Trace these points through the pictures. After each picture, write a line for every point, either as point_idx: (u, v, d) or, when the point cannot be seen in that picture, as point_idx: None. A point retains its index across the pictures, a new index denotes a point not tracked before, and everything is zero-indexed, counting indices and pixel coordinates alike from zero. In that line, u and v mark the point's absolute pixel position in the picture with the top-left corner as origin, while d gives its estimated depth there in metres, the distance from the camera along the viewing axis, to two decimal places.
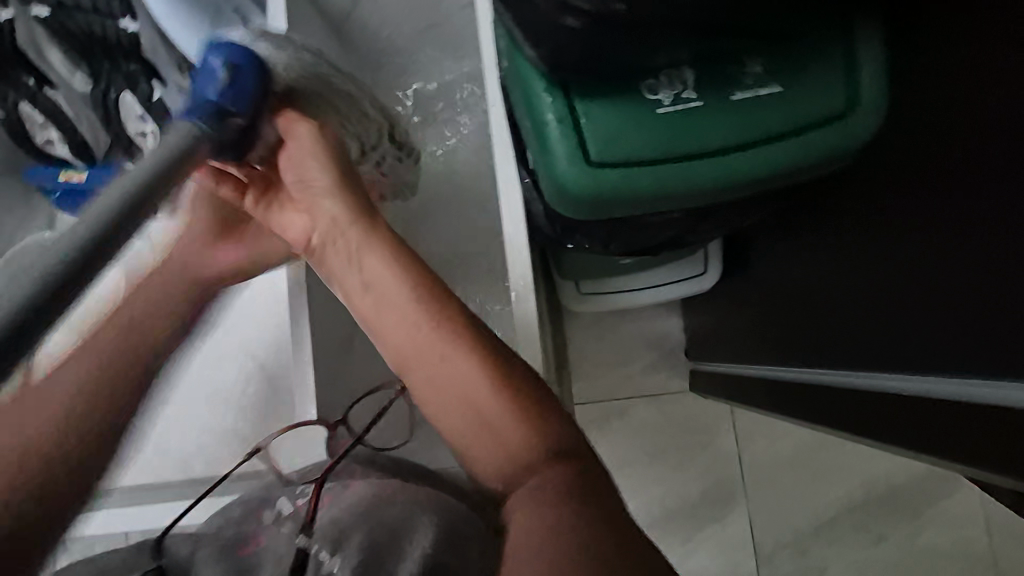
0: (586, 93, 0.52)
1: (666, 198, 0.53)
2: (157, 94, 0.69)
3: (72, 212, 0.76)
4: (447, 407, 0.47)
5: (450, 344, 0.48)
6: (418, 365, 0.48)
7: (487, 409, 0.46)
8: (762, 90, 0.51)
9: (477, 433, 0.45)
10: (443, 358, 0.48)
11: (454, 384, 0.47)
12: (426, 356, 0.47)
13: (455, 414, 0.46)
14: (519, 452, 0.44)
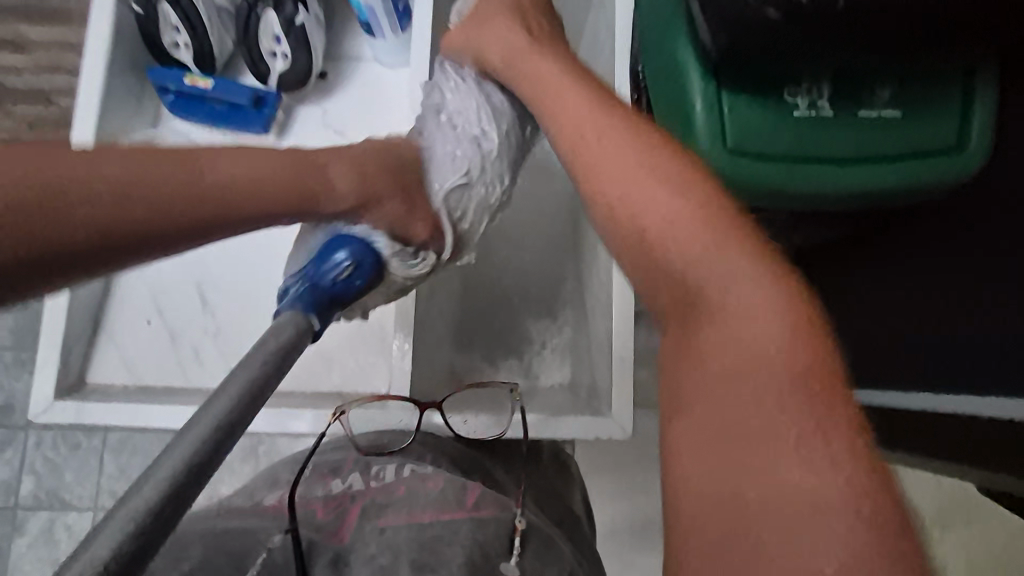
0: (735, 87, 0.57)
1: (784, 195, 0.59)
2: (301, 18, 0.72)
3: (183, 115, 0.77)
4: (653, 273, 0.39)
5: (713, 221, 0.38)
6: (655, 241, 0.39)
7: (749, 313, 0.34)
8: (887, 115, 0.58)
9: (737, 356, 0.33)
10: (682, 215, 0.39)
11: (685, 249, 0.37)
12: (655, 211, 0.40)
13: (669, 281, 0.37)
14: (758, 448, 0.30)
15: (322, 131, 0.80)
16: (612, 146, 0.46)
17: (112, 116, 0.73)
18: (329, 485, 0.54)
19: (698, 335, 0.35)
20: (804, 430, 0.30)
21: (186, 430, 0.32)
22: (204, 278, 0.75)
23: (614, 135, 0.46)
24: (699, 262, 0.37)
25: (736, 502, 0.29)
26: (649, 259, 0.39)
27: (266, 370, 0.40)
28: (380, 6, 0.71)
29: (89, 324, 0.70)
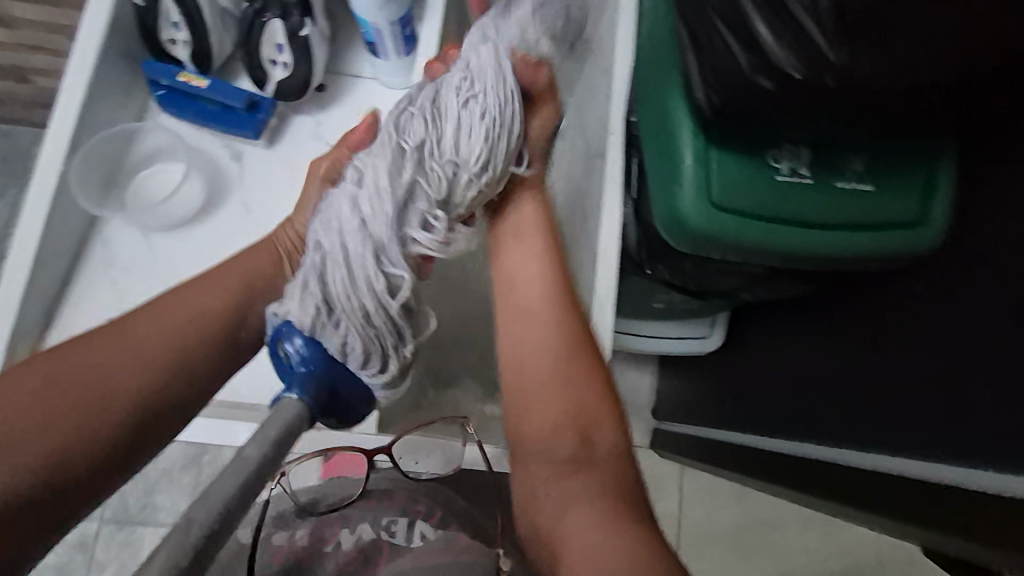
0: (723, 145, 0.60)
1: (761, 251, 0.62)
2: (306, 31, 0.72)
3: (172, 111, 0.76)
4: (547, 416, 0.55)
5: (576, 363, 0.57)
6: (529, 386, 0.57)
7: (550, 389, 0.56)
8: (859, 187, 0.62)
9: (552, 411, 0.55)
10: (547, 369, 0.57)
11: (546, 377, 0.57)
12: (531, 351, 0.59)
13: (543, 412, 0.55)
14: (576, 501, 0.48)
15: (315, 141, 0.79)
16: (527, 339, 0.59)
17: (99, 104, 0.71)
18: (338, 538, 0.51)
19: (523, 381, 0.58)
20: (605, 489, 0.49)
21: (214, 486, 0.37)
22: (175, 278, 0.72)
23: (528, 333, 0.60)
24: (548, 386, 0.56)
25: (578, 537, 0.45)
26: (535, 429, 0.55)
27: (279, 438, 0.43)
28: (388, 29, 0.72)
29: (45, 313, 0.67)
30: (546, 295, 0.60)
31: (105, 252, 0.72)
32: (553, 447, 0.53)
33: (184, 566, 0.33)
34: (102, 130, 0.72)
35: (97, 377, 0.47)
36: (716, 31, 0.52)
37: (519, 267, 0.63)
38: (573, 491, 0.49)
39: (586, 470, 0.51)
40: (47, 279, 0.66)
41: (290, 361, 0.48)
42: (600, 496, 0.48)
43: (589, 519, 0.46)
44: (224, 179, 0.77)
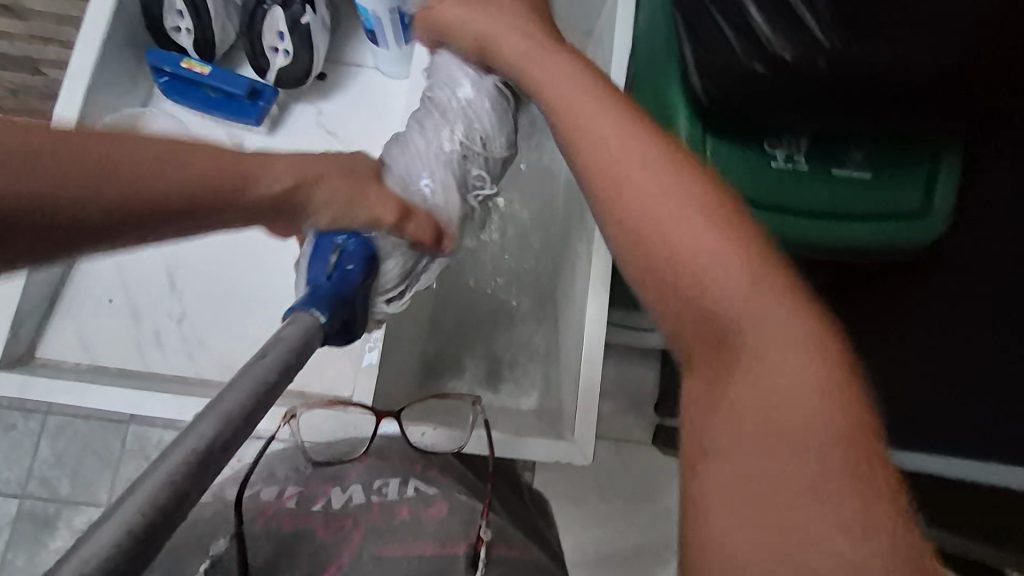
0: (719, 133, 0.59)
1: None
2: (307, 19, 0.73)
3: (176, 99, 0.77)
4: (688, 309, 0.36)
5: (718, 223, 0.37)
6: (699, 268, 0.36)
7: (698, 276, 0.36)
8: (858, 176, 0.61)
9: (717, 308, 0.35)
10: (668, 199, 0.38)
11: (705, 258, 0.36)
12: (664, 213, 0.38)
13: (695, 302, 0.36)
14: (781, 449, 0.30)
15: (315, 129, 0.80)
16: (646, 198, 0.39)
17: (104, 91, 0.72)
18: (328, 496, 0.53)
19: (665, 259, 0.37)
20: (828, 436, 0.30)
21: (203, 416, 0.32)
22: (175, 261, 0.73)
23: (648, 196, 0.39)
24: (715, 271, 0.35)
25: (773, 494, 0.29)
26: (679, 325, 0.36)
27: (271, 374, 0.38)
28: (387, 18, 0.72)
29: (46, 296, 0.68)
30: (652, 165, 0.41)
31: None
32: (704, 341, 0.35)
33: (182, 489, 0.28)
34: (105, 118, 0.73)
35: (122, 164, 0.33)
36: (709, 16, 0.52)
37: (590, 106, 0.46)
38: (777, 436, 0.31)
39: (795, 401, 0.32)
40: (50, 262, 0.68)
41: (331, 270, 0.50)
42: (821, 447, 0.30)
43: (792, 470, 0.30)
44: None
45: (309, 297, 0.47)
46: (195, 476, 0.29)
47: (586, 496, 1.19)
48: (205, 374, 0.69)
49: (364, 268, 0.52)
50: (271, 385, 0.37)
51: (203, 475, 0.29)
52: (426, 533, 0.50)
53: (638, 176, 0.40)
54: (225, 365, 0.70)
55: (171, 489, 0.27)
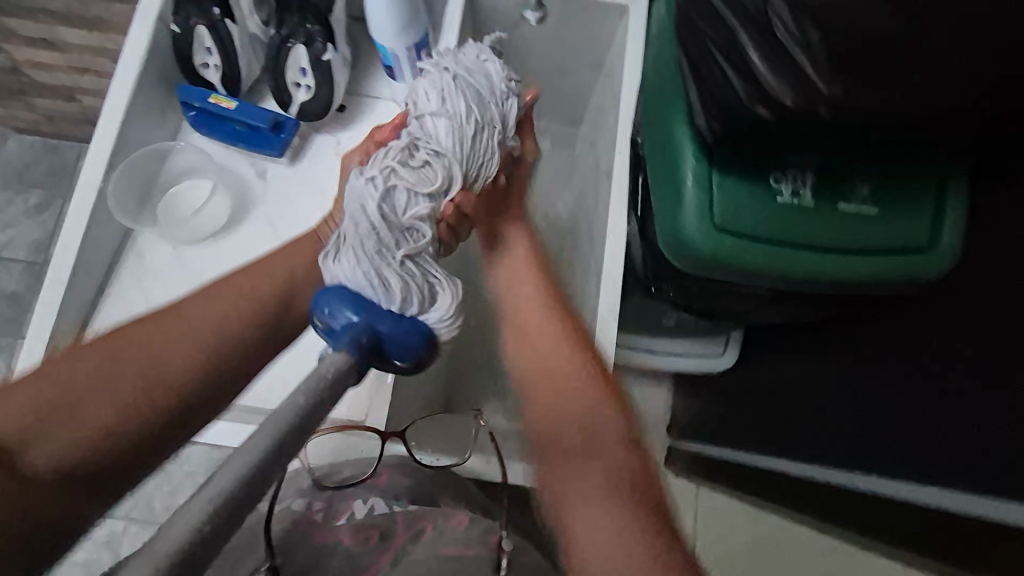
0: (724, 167, 0.61)
1: (764, 274, 0.63)
2: (328, 55, 0.77)
3: (204, 131, 0.80)
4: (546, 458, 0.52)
5: (578, 346, 0.60)
6: (552, 377, 0.57)
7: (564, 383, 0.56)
8: (864, 210, 0.62)
9: (552, 410, 0.55)
10: (564, 360, 0.58)
11: (563, 373, 0.57)
12: (560, 347, 0.59)
13: (559, 407, 0.55)
14: (597, 500, 0.47)
15: (334, 159, 0.82)
16: (531, 362, 0.59)
17: (137, 126, 0.76)
18: (351, 510, 0.54)
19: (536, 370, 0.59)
20: (625, 511, 0.47)
21: (242, 447, 0.33)
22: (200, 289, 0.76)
23: (540, 345, 0.60)
24: (568, 425, 0.53)
25: (596, 521, 0.46)
26: (540, 424, 0.55)
27: (311, 399, 0.38)
28: (404, 54, 0.75)
29: (79, 320, 0.71)
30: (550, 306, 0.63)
31: (136, 263, 0.76)
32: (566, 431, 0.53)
33: (208, 536, 0.29)
34: (137, 151, 0.76)
35: None
36: (715, 66, 0.54)
37: (529, 289, 0.64)
38: (587, 494, 0.48)
39: (600, 466, 0.50)
40: (83, 288, 0.71)
41: (331, 328, 0.46)
42: (604, 500, 0.48)
43: (600, 519, 0.46)
44: (250, 195, 0.80)
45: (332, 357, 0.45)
46: (228, 518, 0.30)
47: None
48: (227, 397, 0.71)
49: (363, 302, 0.47)
50: (312, 418, 0.37)
51: (235, 516, 0.30)
52: (446, 537, 0.51)
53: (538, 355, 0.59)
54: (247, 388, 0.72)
55: (202, 532, 0.28)
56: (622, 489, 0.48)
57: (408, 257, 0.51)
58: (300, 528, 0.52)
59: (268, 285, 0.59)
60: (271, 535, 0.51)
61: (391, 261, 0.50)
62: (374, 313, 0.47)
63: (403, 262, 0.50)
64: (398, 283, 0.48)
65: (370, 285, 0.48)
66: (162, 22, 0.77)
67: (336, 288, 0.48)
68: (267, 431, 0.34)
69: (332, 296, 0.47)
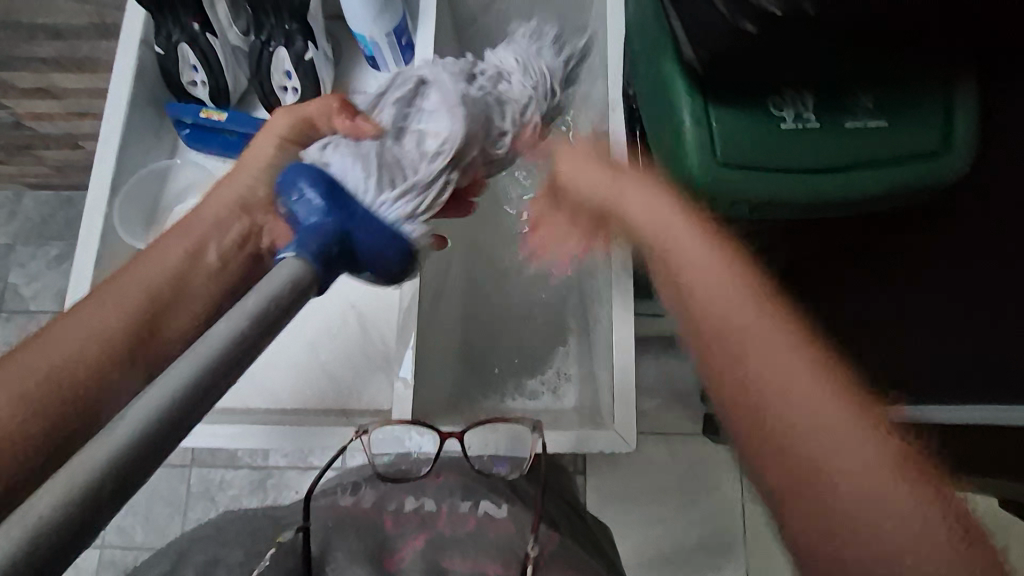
0: (718, 99, 0.58)
1: (787, 203, 0.60)
2: (309, 54, 0.76)
3: (198, 147, 0.81)
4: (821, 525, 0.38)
5: (793, 350, 0.44)
6: (717, 331, 0.47)
7: (730, 282, 0.50)
8: (872, 123, 0.60)
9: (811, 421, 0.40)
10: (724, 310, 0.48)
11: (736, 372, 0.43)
12: (754, 364, 0.43)
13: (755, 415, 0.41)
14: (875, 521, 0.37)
15: None
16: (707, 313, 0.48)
17: (133, 149, 0.77)
18: (404, 501, 0.56)
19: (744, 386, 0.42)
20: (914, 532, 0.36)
21: (156, 382, 0.32)
22: None
23: (720, 322, 0.47)
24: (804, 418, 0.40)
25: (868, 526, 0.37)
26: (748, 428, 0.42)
27: (243, 332, 0.36)
28: (384, 40, 0.74)
29: None
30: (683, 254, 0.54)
31: None
32: (801, 493, 0.38)
33: (82, 517, 0.26)
34: (137, 174, 0.77)
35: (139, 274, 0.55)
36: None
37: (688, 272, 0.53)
38: (837, 472, 0.38)
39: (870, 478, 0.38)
40: None
41: (298, 205, 0.50)
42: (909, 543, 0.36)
43: (886, 516, 0.37)
44: None
45: (298, 240, 0.47)
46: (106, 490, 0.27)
47: (642, 496, 1.18)
48: (251, 404, 0.71)
49: (323, 175, 0.52)
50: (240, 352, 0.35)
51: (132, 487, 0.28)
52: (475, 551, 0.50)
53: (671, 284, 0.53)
54: (270, 394, 0.71)
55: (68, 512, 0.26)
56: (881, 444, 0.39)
57: (421, 171, 0.57)
58: (336, 509, 0.54)
59: (182, 264, 0.57)
60: (318, 522, 0.52)
61: (375, 156, 0.56)
62: (354, 208, 0.51)
63: (442, 177, 0.58)
64: (429, 193, 0.57)
65: (379, 181, 0.54)
66: (145, 45, 0.78)
67: (292, 168, 0.52)
68: (219, 338, 0.35)
69: (287, 172, 0.52)
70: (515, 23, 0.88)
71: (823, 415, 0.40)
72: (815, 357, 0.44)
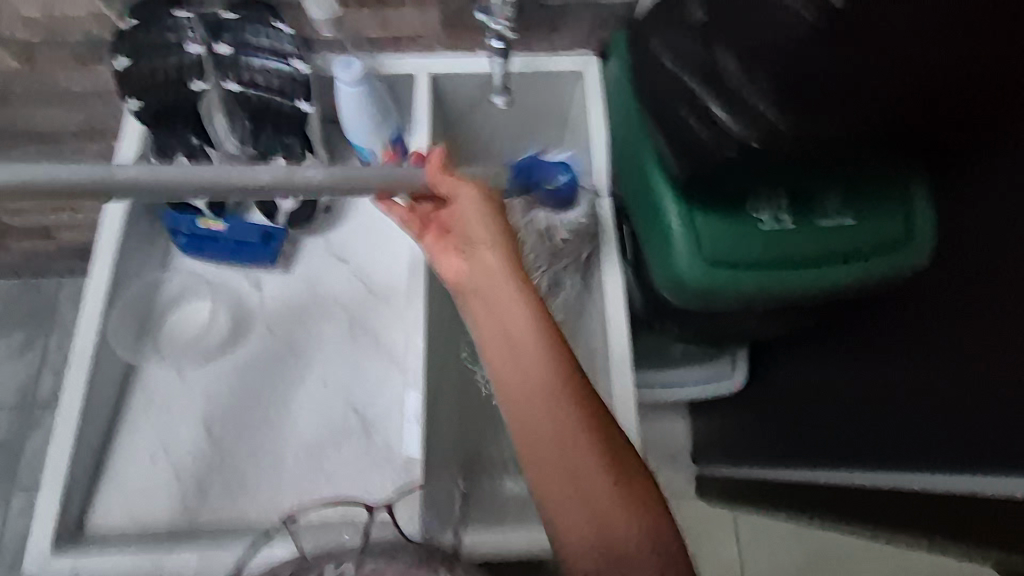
0: (702, 205, 0.63)
1: (768, 296, 0.65)
2: (309, 163, 0.79)
3: (195, 255, 0.81)
4: (564, 491, 0.51)
5: (528, 316, 0.57)
6: (502, 350, 0.57)
7: (500, 286, 0.59)
8: (841, 220, 0.65)
9: (522, 373, 0.55)
10: (518, 320, 0.57)
11: (526, 383, 0.55)
12: (527, 387, 0.55)
13: (523, 408, 0.55)
14: (580, 494, 0.51)
15: (325, 257, 0.85)
16: (533, 414, 0.54)
17: (128, 258, 0.77)
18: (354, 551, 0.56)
19: (532, 456, 0.54)
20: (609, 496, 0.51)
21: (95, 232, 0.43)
22: (212, 410, 0.73)
23: (511, 335, 0.57)
24: (560, 447, 0.53)
25: (580, 513, 0.51)
26: (542, 377, 0.55)
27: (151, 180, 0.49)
28: (381, 148, 0.77)
29: (93, 464, 0.69)
30: (487, 308, 0.59)
31: (142, 396, 0.74)
32: (556, 494, 0.52)
33: None
34: (128, 289, 0.76)
35: None
36: (683, 117, 0.56)
37: (504, 308, 0.58)
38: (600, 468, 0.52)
39: (571, 450, 0.52)
40: (93, 433, 0.69)
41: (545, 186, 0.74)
42: (616, 518, 0.50)
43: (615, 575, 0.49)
44: (248, 307, 0.79)
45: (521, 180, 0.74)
46: None
47: None
48: (252, 519, 0.68)
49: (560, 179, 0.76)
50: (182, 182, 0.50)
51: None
52: None
53: (479, 278, 0.60)
54: (271, 506, 0.69)
55: None
56: (635, 523, 0.51)
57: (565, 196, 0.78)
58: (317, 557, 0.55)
59: None
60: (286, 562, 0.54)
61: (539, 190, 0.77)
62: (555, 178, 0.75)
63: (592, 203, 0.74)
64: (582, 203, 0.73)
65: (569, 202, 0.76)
66: (143, 158, 0.80)
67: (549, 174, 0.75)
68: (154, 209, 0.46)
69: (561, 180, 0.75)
70: (500, 122, 0.93)
71: (556, 436, 0.53)
72: (554, 355, 0.56)
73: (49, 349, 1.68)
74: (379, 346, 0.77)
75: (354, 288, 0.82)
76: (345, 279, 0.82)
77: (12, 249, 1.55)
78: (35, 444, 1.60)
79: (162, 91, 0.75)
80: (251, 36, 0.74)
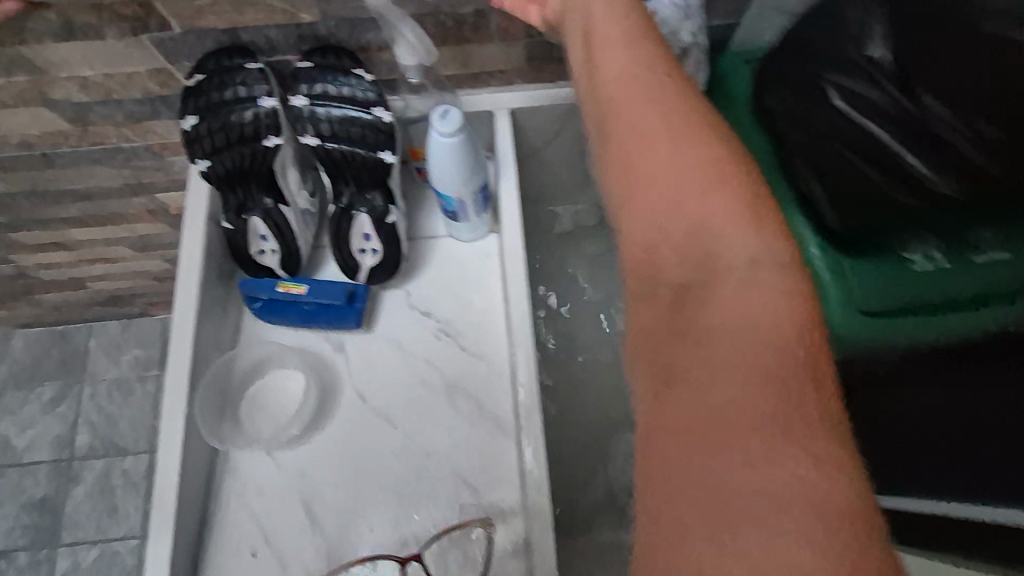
0: (851, 255, 0.58)
1: (921, 346, 0.60)
2: (392, 217, 0.73)
3: (273, 321, 0.75)
4: (689, 416, 0.36)
5: (690, 136, 0.46)
6: (631, 139, 0.48)
7: (665, 111, 0.48)
8: (1000, 257, 0.55)
9: (676, 198, 0.44)
10: (679, 146, 0.46)
11: (687, 220, 0.43)
12: (666, 184, 0.45)
13: (669, 236, 0.43)
14: (717, 405, 0.36)
15: (410, 314, 0.77)
16: (676, 250, 0.43)
17: (205, 331, 0.71)
18: None
19: (643, 237, 0.45)
20: (763, 397, 0.35)
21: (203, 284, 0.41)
22: (310, 492, 0.68)
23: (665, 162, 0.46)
24: (720, 298, 0.39)
25: (704, 432, 0.35)
26: (708, 208, 0.43)
27: None
28: (470, 196, 0.71)
29: (190, 563, 0.64)
30: (637, 133, 0.48)
31: (233, 482, 0.68)
32: (665, 282, 0.42)
33: None
34: (209, 367, 0.71)
35: None
36: None
37: (652, 133, 0.47)
38: (747, 271, 0.40)
39: (732, 341, 0.37)
40: (189, 529, 0.64)
41: None
42: (760, 443, 0.34)
43: (733, 410, 0.35)
44: (336, 375, 0.74)
45: None
46: None
47: None
48: None
49: None
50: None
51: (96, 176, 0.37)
52: None
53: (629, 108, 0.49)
54: None
55: None
56: (768, 411, 0.34)
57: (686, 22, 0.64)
58: None
59: None
60: None
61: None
62: None
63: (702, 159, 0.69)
64: None
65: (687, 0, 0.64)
66: (211, 220, 0.74)
67: None
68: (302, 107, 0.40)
69: None
70: (578, 151, 0.87)
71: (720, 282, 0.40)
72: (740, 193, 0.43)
73: (82, 399, 1.61)
74: (480, 410, 0.72)
75: (444, 346, 0.76)
76: (434, 336, 0.77)
77: (41, 301, 1.49)
78: (76, 499, 1.51)
79: (233, 151, 0.69)
80: (331, 85, 0.68)
